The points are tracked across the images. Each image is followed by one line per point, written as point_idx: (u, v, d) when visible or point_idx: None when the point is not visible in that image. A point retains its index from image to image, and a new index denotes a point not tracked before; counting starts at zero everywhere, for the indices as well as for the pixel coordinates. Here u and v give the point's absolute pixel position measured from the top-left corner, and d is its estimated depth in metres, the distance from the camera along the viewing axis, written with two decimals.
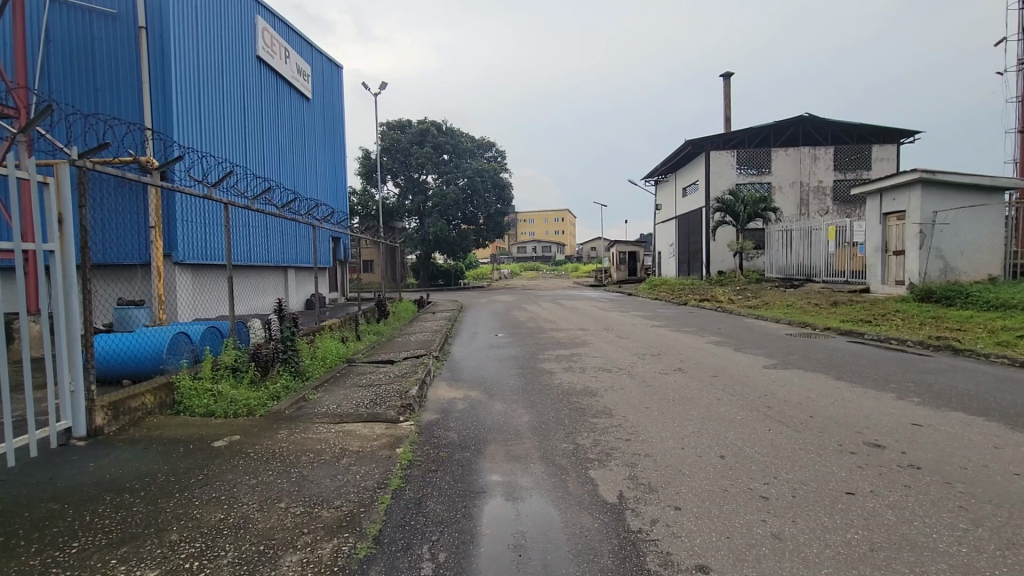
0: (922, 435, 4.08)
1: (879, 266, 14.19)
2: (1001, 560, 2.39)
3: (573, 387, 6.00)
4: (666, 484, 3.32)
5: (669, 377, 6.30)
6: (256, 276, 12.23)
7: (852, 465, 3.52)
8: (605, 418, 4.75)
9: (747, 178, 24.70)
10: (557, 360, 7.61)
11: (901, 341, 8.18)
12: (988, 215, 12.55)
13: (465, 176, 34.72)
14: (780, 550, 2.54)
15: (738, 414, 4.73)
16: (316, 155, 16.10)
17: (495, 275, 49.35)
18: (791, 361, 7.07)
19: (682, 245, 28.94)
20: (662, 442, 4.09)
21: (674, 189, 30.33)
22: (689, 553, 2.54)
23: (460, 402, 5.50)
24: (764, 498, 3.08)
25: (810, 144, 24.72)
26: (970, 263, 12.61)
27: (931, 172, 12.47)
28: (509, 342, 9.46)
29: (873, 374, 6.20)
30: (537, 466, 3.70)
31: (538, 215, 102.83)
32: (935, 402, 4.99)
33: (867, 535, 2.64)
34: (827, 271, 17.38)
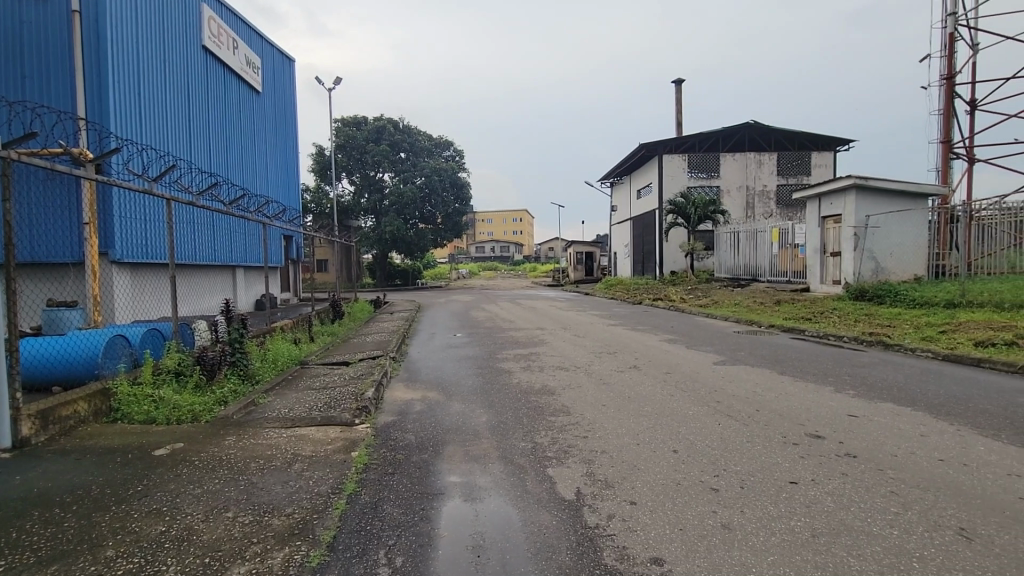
0: (857, 425, 4.35)
1: (818, 267, 15.03)
2: (929, 541, 2.59)
3: (531, 386, 6.03)
4: (622, 479, 3.40)
5: (625, 375, 6.44)
6: (201, 276, 11.66)
7: (795, 456, 3.71)
8: (563, 416, 4.81)
9: (698, 182, 25.60)
10: (516, 360, 7.65)
11: (838, 338, 8.70)
12: (914, 219, 13.51)
13: (422, 175, 34.31)
14: (730, 540, 2.65)
15: (690, 410, 4.90)
16: (266, 151, 15.49)
17: (452, 274, 49.07)
18: (739, 357, 7.37)
19: (637, 245, 29.66)
20: (618, 438, 4.18)
21: (629, 191, 31.04)
22: (644, 547, 2.61)
23: (417, 403, 5.43)
24: (715, 490, 3.21)
25: (756, 149, 25.83)
26: (899, 264, 13.52)
27: (864, 178, 13.31)
28: (468, 342, 9.42)
29: (813, 369, 6.56)
30: (496, 466, 3.71)
31: (497, 215, 103.02)
32: (869, 395, 5.33)
33: (809, 522, 2.79)
34: (771, 271, 18.25)
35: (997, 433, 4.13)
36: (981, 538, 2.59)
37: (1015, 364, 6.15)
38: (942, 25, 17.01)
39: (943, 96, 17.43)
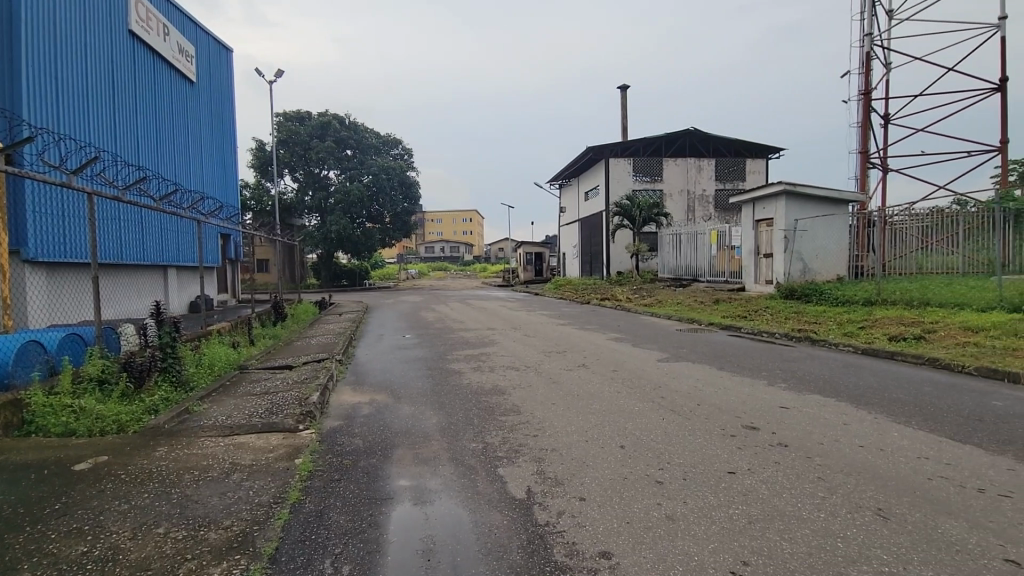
0: (788, 416, 4.65)
1: (753, 268, 15.91)
2: (850, 522, 2.80)
3: (481, 387, 6.03)
4: (571, 476, 3.46)
5: (574, 374, 6.57)
6: (128, 277, 10.89)
7: (733, 447, 3.92)
8: (513, 416, 4.85)
9: (642, 185, 26.46)
10: (466, 360, 7.62)
11: (770, 335, 9.24)
12: (836, 223, 14.55)
13: (369, 173, 33.47)
14: (674, 531, 2.76)
15: (636, 406, 5.06)
16: (200, 144, 14.64)
17: (402, 275, 48.30)
18: (682, 354, 7.69)
19: (585, 246, 30.27)
20: (568, 436, 4.26)
21: (577, 193, 31.64)
22: (593, 541, 2.68)
23: (364, 407, 5.30)
24: (659, 483, 3.33)
25: (696, 154, 26.96)
26: (824, 265, 14.50)
27: (792, 185, 14.21)
28: (418, 344, 9.30)
29: (749, 364, 6.93)
30: (447, 468, 3.68)
31: (446, 215, 102.24)
32: (798, 387, 5.70)
33: (745, 510, 2.95)
34: (710, 272, 19.14)
35: (908, 420, 4.51)
36: (895, 517, 2.83)
37: (922, 356, 6.76)
38: (860, 45, 18.38)
39: (861, 110, 18.83)
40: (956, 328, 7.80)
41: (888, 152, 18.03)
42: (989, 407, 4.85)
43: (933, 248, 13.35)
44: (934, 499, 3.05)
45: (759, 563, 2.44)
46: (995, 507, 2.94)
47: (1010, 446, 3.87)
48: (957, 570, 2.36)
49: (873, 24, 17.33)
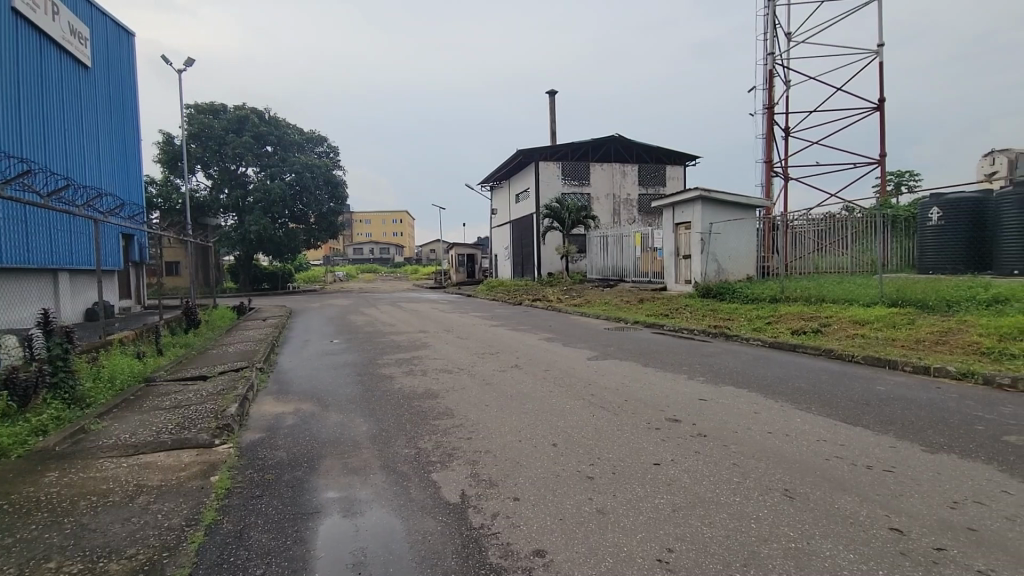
0: (707, 408, 4.98)
1: (673, 269, 16.82)
2: (760, 503, 3.05)
3: (413, 391, 5.92)
4: (505, 477, 3.50)
5: (507, 375, 6.63)
6: (7, 283, 9.67)
7: (659, 439, 4.13)
8: (446, 419, 4.82)
9: (570, 189, 27.17)
10: (398, 364, 7.48)
11: (689, 331, 9.82)
12: (746, 227, 15.71)
13: (292, 171, 31.75)
14: (604, 524, 2.86)
15: (567, 404, 5.20)
16: (98, 135, 13.29)
17: (328, 278, 46.48)
18: (610, 353, 7.99)
19: (516, 248, 30.60)
20: (501, 437, 4.29)
21: (508, 196, 31.96)
22: (527, 541, 2.72)
23: (289, 417, 5.05)
24: (590, 478, 3.44)
25: (621, 160, 28.03)
26: (736, 266, 15.59)
27: (707, 191, 15.20)
28: (345, 349, 8.99)
29: (671, 360, 7.33)
30: (378, 476, 3.59)
31: (375, 215, 99.55)
32: (715, 380, 6.11)
33: (670, 499, 3.12)
34: (635, 272, 20.02)
35: (809, 406, 4.97)
36: (799, 497, 3.11)
37: (820, 348, 7.47)
38: (763, 64, 19.96)
39: (766, 123, 20.40)
40: (847, 322, 8.68)
41: (789, 162, 19.64)
42: (875, 393, 5.44)
43: (827, 250, 14.73)
44: (833, 477, 3.39)
45: (683, 549, 2.59)
46: (880, 482, 3.30)
47: (891, 426, 4.37)
48: (851, 540, 2.63)
49: (775, 44, 18.88)
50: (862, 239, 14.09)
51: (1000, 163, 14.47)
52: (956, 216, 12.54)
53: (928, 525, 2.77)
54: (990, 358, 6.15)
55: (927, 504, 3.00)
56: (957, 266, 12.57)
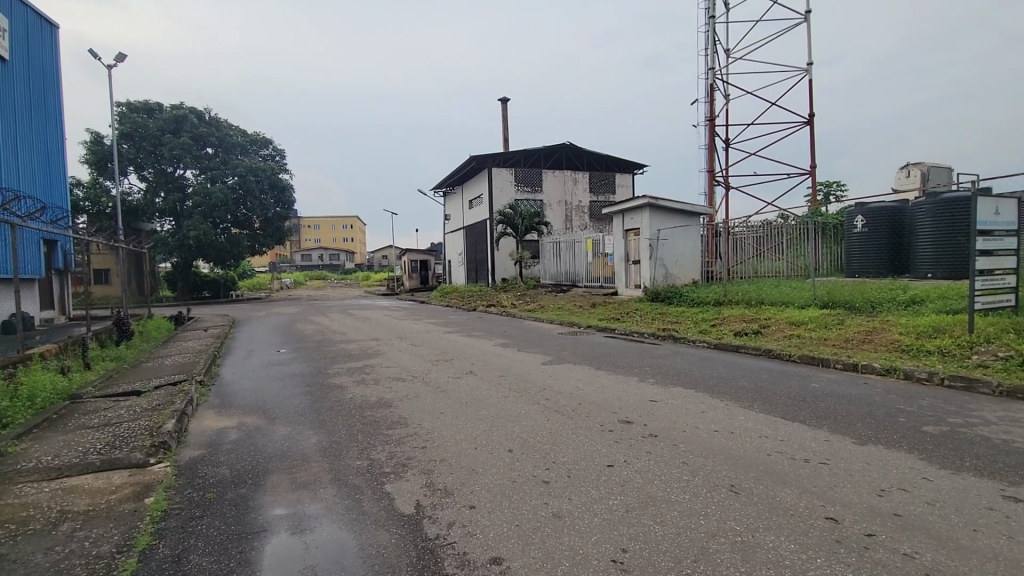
0: (658, 409, 5.13)
1: (624, 274, 17.25)
2: (709, 500, 3.16)
3: (365, 401, 5.78)
4: (460, 485, 3.48)
5: (462, 381, 6.60)
6: None
7: (612, 441, 4.23)
8: (399, 428, 4.74)
9: (523, 195, 27.41)
10: (349, 373, 7.29)
11: (640, 334, 10.11)
12: (692, 233, 16.37)
13: (235, 174, 30.35)
14: (560, 528, 2.90)
15: (523, 409, 5.24)
16: (16, 133, 12.27)
17: (275, 285, 44.75)
18: (563, 357, 8.10)
19: (470, 254, 30.53)
20: (457, 444, 4.26)
21: (461, 201, 31.87)
22: (483, 549, 2.71)
23: (232, 432, 4.81)
24: (546, 482, 3.48)
25: (572, 167, 28.57)
26: (683, 270, 16.18)
27: (655, 198, 15.77)
28: (293, 358, 8.67)
29: (623, 362, 7.53)
30: (328, 490, 3.48)
31: (325, 221, 96.84)
32: (664, 381, 6.32)
33: (624, 500, 3.20)
34: (587, 278, 20.41)
35: (751, 404, 5.23)
36: (744, 492, 3.26)
37: (760, 348, 7.87)
38: (704, 77, 20.89)
39: (708, 134, 21.34)
40: (784, 323, 9.20)
41: (730, 171, 20.60)
42: (809, 389, 5.79)
43: (765, 256, 15.56)
44: (774, 472, 3.57)
45: (636, 549, 2.66)
46: (816, 474, 3.51)
47: (825, 421, 4.65)
48: (792, 531, 2.78)
49: (716, 59, 19.85)
50: (797, 245, 14.98)
51: (914, 175, 15.74)
52: (877, 224, 13.57)
53: (859, 513, 2.97)
54: (908, 355, 6.68)
55: (859, 493, 3.22)
56: (879, 270, 13.59)
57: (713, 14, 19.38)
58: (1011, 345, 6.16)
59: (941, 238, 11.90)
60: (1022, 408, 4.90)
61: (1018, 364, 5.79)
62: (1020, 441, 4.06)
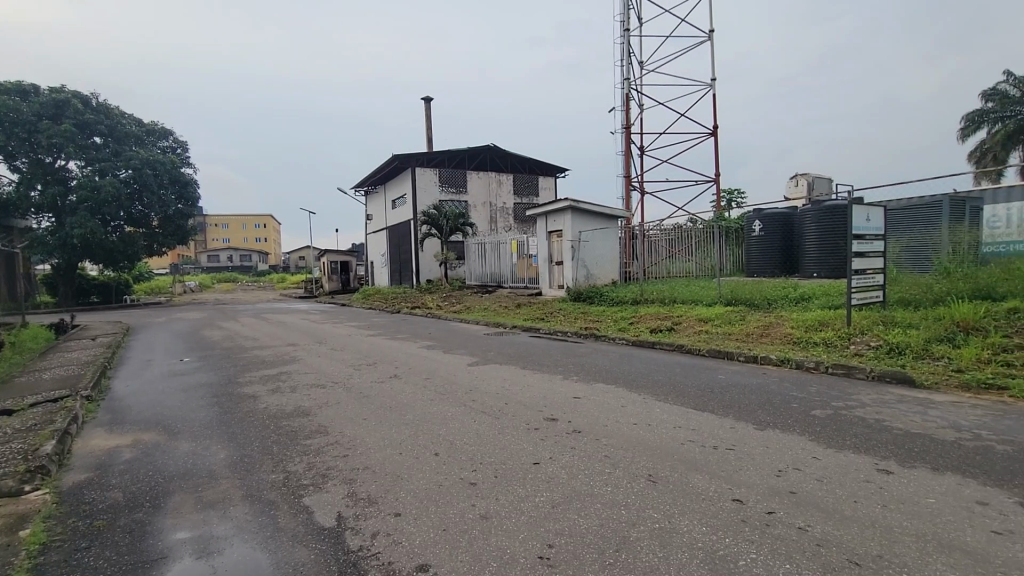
0: (581, 405, 5.32)
1: (547, 274, 17.64)
2: (630, 491, 3.33)
3: (281, 410, 5.47)
4: (385, 493, 3.40)
5: (385, 385, 6.43)
6: None
7: (538, 439, 4.32)
8: (319, 437, 4.54)
9: (448, 196, 27.21)
10: (263, 382, 6.86)
11: (563, 333, 10.40)
12: (611, 235, 17.08)
13: (128, 167, 27.53)
14: (488, 529, 2.92)
15: (449, 411, 5.21)
16: None
17: (177, 289, 41.10)
18: (490, 357, 8.15)
19: (393, 255, 29.83)
20: (381, 451, 4.17)
21: (384, 201, 31.08)
22: (409, 557, 2.68)
23: (126, 451, 4.36)
24: (473, 484, 3.49)
25: (496, 169, 28.79)
26: (603, 271, 16.84)
27: (576, 201, 16.30)
28: (199, 367, 8.02)
29: (547, 361, 7.71)
30: (240, 508, 3.26)
31: (234, 220, 90.42)
32: (587, 378, 6.56)
33: (550, 495, 3.29)
34: (512, 279, 20.66)
35: (667, 397, 5.55)
36: (660, 481, 3.46)
37: (673, 344, 8.39)
38: (620, 87, 21.89)
39: (625, 140, 22.36)
40: (694, 320, 9.86)
41: (645, 176, 21.71)
42: (716, 381, 6.25)
43: (676, 257, 16.56)
44: (685, 460, 3.82)
45: (562, 543, 2.74)
46: (724, 460, 3.80)
47: (731, 410, 5.04)
48: (704, 515, 3.00)
49: (631, 70, 20.87)
50: (704, 247, 16.12)
51: (802, 184, 17.46)
52: (771, 228, 14.92)
53: (761, 493, 3.25)
54: (799, 347, 7.41)
55: (759, 474, 3.53)
56: (774, 270, 14.94)
57: (628, 27, 20.34)
58: (880, 335, 7.03)
59: (824, 241, 13.32)
60: (890, 390, 5.60)
61: (886, 352, 6.62)
62: (890, 420, 4.63)
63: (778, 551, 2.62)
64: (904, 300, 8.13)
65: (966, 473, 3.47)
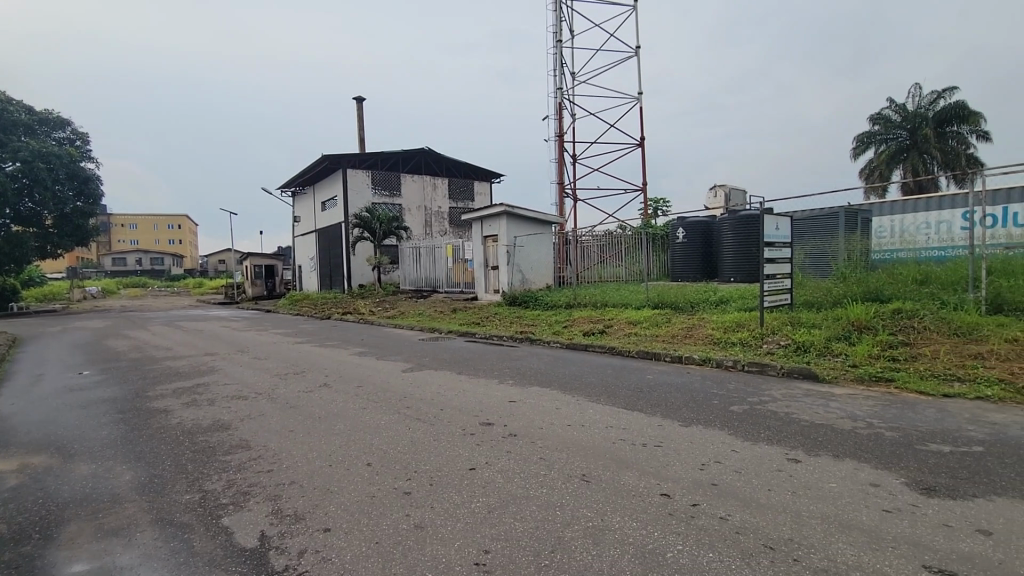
0: (517, 409, 5.36)
1: (483, 279, 17.66)
2: (565, 491, 3.40)
3: (196, 425, 5.09)
4: (313, 508, 3.25)
5: (314, 395, 6.16)
6: None
7: (474, 443, 4.32)
8: (240, 452, 4.28)
9: (381, 199, 26.57)
10: (176, 395, 6.35)
11: (499, 338, 10.45)
12: (545, 240, 17.37)
13: (16, 159, 24.63)
14: (423, 538, 2.87)
15: (383, 419, 5.08)
16: None
17: (75, 295, 37.27)
18: (424, 363, 8.02)
19: (323, 259, 28.69)
20: (309, 463, 3.99)
21: (312, 203, 29.84)
22: (339, 573, 2.58)
23: (9, 478, 3.87)
24: (406, 493, 3.42)
25: (431, 172, 28.49)
26: (537, 275, 17.09)
27: (511, 206, 16.45)
28: (101, 381, 7.29)
29: (482, 366, 7.71)
30: (148, 534, 3.00)
31: (143, 221, 83.43)
32: (522, 382, 6.63)
33: (486, 500, 3.29)
34: (448, 283, 20.49)
35: (599, 398, 5.73)
36: (593, 480, 3.56)
37: (605, 346, 8.67)
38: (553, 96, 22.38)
39: (558, 148, 22.86)
40: (624, 322, 10.25)
41: (577, 184, 22.30)
42: (645, 381, 6.53)
43: (608, 262, 17.13)
44: (616, 458, 3.96)
45: (498, 548, 2.75)
46: (652, 456, 3.98)
47: (658, 408, 5.27)
48: (635, 511, 3.11)
49: (563, 80, 21.40)
50: (633, 253, 16.80)
51: (720, 195, 18.65)
52: (693, 236, 15.83)
53: (686, 486, 3.43)
54: (719, 346, 7.90)
55: (685, 469, 3.72)
56: (696, 275, 15.84)
57: (560, 38, 20.87)
58: (788, 335, 7.64)
59: (739, 248, 14.32)
60: (798, 385, 6.09)
61: (793, 350, 7.21)
62: (798, 412, 5.04)
63: (702, 541, 2.77)
64: (808, 302, 8.90)
65: (861, 458, 3.84)
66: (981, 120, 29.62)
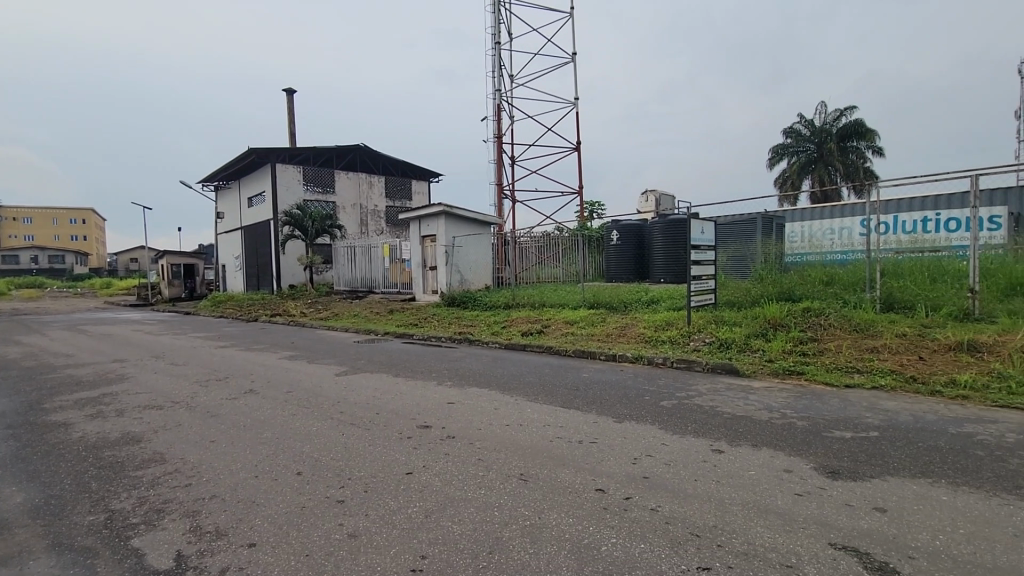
0: (455, 410, 5.33)
1: (421, 279, 17.40)
2: (504, 492, 3.42)
3: (102, 439, 4.65)
4: (236, 523, 3.07)
5: (239, 402, 5.82)
6: None
7: (411, 447, 4.25)
8: (154, 466, 3.96)
9: (313, 196, 25.50)
10: (79, 406, 5.78)
11: (437, 339, 10.34)
12: (483, 241, 17.38)
13: None
14: (356, 548, 2.79)
15: (314, 425, 4.88)
16: None
17: None
18: (359, 366, 7.79)
19: (249, 258, 27.15)
20: (232, 475, 3.76)
21: (238, 199, 28.16)
22: None
23: None
24: (340, 502, 3.30)
25: (366, 170, 27.71)
26: (476, 276, 17.07)
27: (449, 206, 16.33)
28: None
29: (420, 368, 7.59)
30: (42, 563, 2.71)
31: (38, 216, 75.37)
32: (461, 383, 6.59)
33: (423, 505, 3.24)
34: (384, 283, 20.02)
35: (537, 397, 5.80)
36: (531, 479, 3.60)
37: (542, 346, 8.80)
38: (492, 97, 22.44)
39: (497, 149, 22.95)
40: (561, 322, 10.47)
41: (515, 185, 22.50)
42: (581, 379, 6.68)
43: (546, 263, 17.41)
44: (554, 456, 4.03)
45: (435, 553, 2.72)
46: (588, 453, 4.08)
47: (593, 406, 5.41)
48: (571, 507, 3.18)
49: (501, 81, 21.52)
50: (569, 254, 17.16)
51: (651, 200, 19.45)
52: (626, 238, 16.43)
53: (619, 481, 3.55)
54: (650, 344, 8.24)
55: (619, 464, 3.84)
56: (629, 276, 16.46)
57: (498, 40, 20.95)
58: (713, 333, 8.10)
59: (669, 250, 15.03)
60: (721, 380, 6.48)
61: (717, 346, 7.65)
62: (721, 405, 5.35)
63: (634, 533, 2.88)
64: (731, 302, 9.49)
65: (776, 446, 4.14)
66: (877, 137, 32.84)
